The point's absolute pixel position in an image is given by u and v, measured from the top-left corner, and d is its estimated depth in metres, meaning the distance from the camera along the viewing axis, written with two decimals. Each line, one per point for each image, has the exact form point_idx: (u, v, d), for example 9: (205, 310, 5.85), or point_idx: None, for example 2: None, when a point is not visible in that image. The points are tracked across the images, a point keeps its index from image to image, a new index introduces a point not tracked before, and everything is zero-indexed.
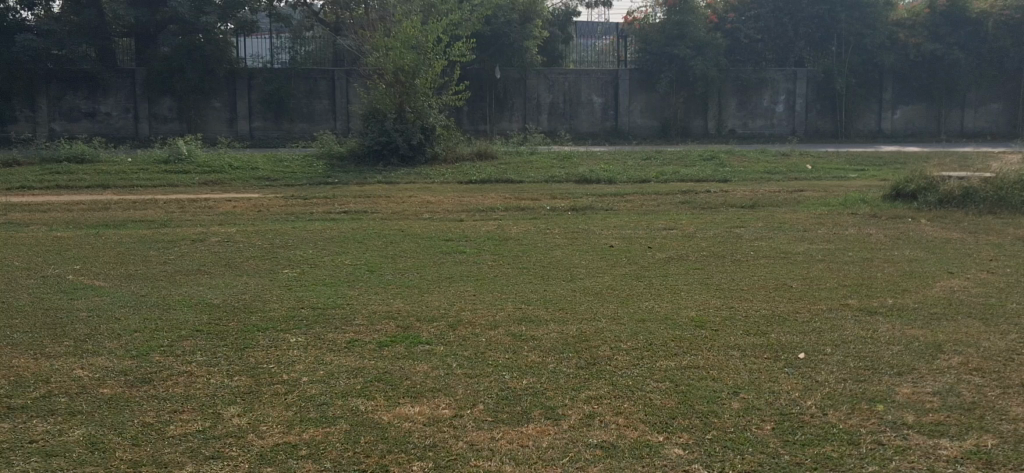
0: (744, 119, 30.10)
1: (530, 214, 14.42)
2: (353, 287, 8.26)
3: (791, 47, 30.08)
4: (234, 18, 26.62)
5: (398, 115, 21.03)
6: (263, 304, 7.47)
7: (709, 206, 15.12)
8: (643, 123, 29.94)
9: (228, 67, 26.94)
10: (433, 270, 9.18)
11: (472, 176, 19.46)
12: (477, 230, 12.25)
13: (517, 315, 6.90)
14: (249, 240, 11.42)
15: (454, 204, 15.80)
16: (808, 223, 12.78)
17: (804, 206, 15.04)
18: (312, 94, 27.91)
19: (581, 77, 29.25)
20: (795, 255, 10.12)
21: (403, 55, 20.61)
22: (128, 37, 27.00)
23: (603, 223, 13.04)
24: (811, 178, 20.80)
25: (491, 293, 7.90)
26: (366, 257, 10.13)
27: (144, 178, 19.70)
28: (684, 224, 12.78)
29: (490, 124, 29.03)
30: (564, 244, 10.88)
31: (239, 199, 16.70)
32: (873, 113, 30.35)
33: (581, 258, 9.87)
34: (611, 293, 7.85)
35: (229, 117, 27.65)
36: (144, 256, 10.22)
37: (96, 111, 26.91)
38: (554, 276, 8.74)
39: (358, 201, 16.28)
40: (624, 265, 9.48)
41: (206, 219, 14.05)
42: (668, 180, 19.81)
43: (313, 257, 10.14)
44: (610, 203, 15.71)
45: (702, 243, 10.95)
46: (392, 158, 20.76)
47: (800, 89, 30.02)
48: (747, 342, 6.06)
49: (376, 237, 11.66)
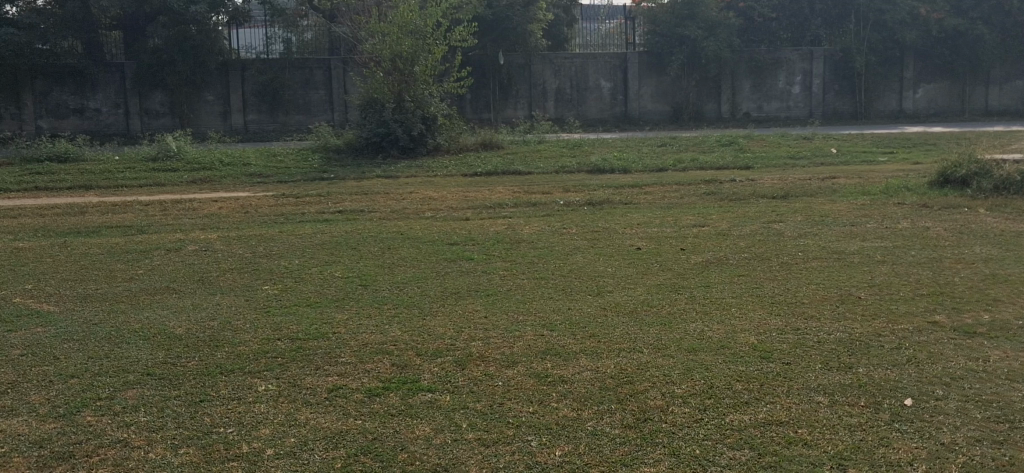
0: (759, 101, 28.69)
1: (543, 209, 13.18)
2: (342, 309, 7.00)
3: (806, 25, 28.80)
4: (226, 8, 25.49)
5: (397, 104, 19.75)
6: (232, 335, 6.23)
7: (737, 197, 13.88)
8: (654, 108, 28.57)
9: (220, 59, 25.68)
10: (436, 284, 7.93)
11: (478, 168, 18.20)
12: (484, 231, 11.01)
13: (543, 347, 5.65)
14: (232, 248, 10.20)
15: (459, 199, 14.58)
16: (851, 215, 11.55)
17: (842, 195, 13.79)
18: (309, 85, 26.58)
19: (588, 61, 27.91)
20: (849, 256, 8.86)
21: (400, 41, 19.41)
22: (116, 30, 25.75)
23: (623, 219, 11.79)
24: (838, 163, 19.56)
25: (503, 315, 6.62)
26: (358, 267, 8.87)
27: (129, 178, 18.48)
28: (715, 219, 11.53)
29: (494, 112, 27.68)
30: (585, 247, 9.63)
31: (228, 199, 15.49)
32: (892, 93, 28.97)
33: (606, 265, 8.62)
34: (648, 312, 6.58)
35: (222, 111, 26.32)
36: (106, 272, 8.97)
37: (85, 107, 25.56)
38: (578, 291, 7.46)
39: (355, 199, 15.02)
40: (656, 272, 8.22)
41: (187, 224, 12.80)
42: (687, 168, 18.59)
43: (299, 268, 8.88)
44: (628, 195, 14.48)
45: (740, 243, 9.70)
46: (392, 150, 19.51)
47: (816, 69, 28.64)
48: (832, 383, 4.82)
49: (371, 241, 10.42)
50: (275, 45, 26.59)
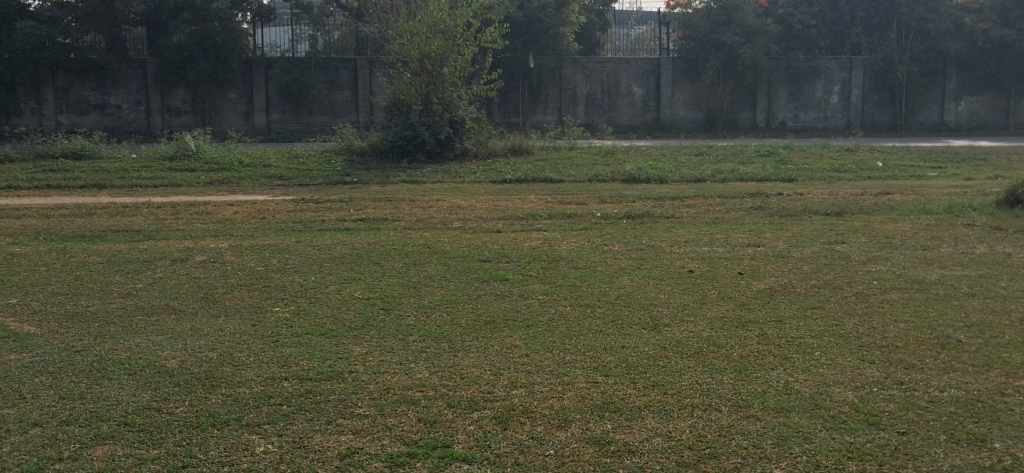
0: (796, 110, 27.52)
1: (578, 222, 12.28)
2: (361, 341, 6.08)
3: (847, 33, 27.33)
4: (250, 5, 24.95)
5: (425, 106, 18.93)
6: (231, 373, 5.36)
7: (788, 213, 12.90)
8: (687, 116, 27.46)
9: (244, 57, 24.92)
10: (468, 310, 6.99)
11: (507, 174, 17.30)
12: (518, 246, 10.10)
13: (601, 400, 4.75)
14: (243, 259, 9.34)
15: (490, 209, 13.68)
16: (919, 237, 10.58)
17: (901, 212, 12.81)
18: (333, 85, 25.69)
19: (620, 66, 26.88)
20: (932, 288, 7.83)
21: (429, 40, 18.53)
22: (140, 25, 25.08)
23: (668, 235, 10.87)
24: (886, 176, 18.50)
25: (547, 355, 5.68)
26: (381, 287, 7.96)
27: (144, 177, 17.71)
28: (769, 237, 10.57)
29: (523, 116, 26.68)
30: (631, 269, 8.66)
31: (244, 203, 14.67)
32: (934, 105, 27.78)
33: (658, 291, 7.66)
34: (717, 355, 5.62)
35: (245, 110, 25.52)
36: (102, 285, 8.13)
37: (106, 103, 24.78)
38: (631, 324, 6.48)
39: (377, 206, 14.15)
40: (717, 301, 7.27)
41: (199, 229, 11.98)
42: (726, 179, 17.61)
43: (314, 287, 7.98)
44: (669, 208, 13.53)
45: (804, 267, 8.72)
46: (417, 154, 18.56)
47: (856, 78, 27.44)
48: (968, 466, 3.94)
49: (396, 255, 9.52)
50: (301, 44, 25.85)
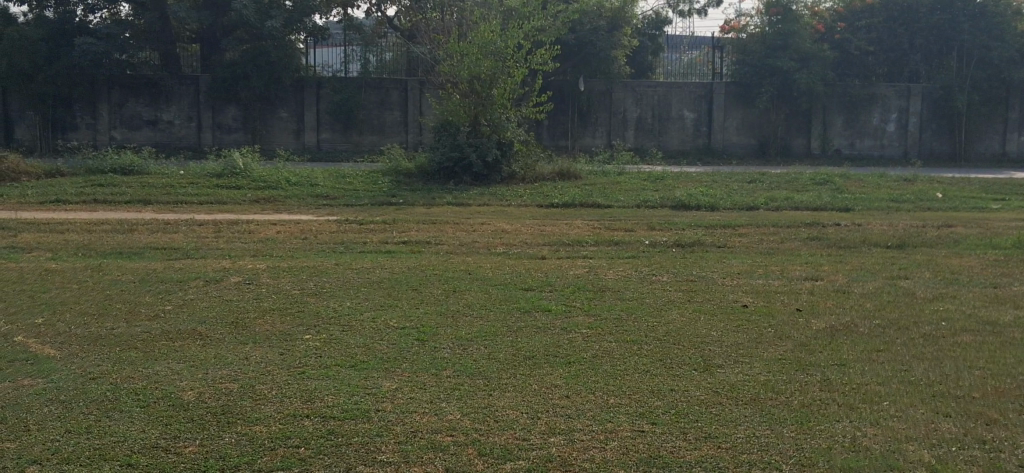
0: (852, 138, 26.72)
1: (626, 250, 11.83)
2: (392, 375, 5.70)
3: (905, 60, 26.59)
4: (304, 26, 24.66)
5: (472, 128, 18.60)
6: (249, 409, 5.05)
7: (846, 244, 12.34)
8: (739, 141, 26.83)
9: (296, 75, 24.83)
10: (508, 344, 6.58)
11: (553, 198, 16.91)
12: (562, 274, 9.68)
13: (646, 454, 4.41)
14: (278, 282, 9.04)
15: (535, 234, 13.28)
16: (987, 273, 10.00)
17: (966, 246, 12.19)
18: (384, 105, 25.52)
19: (672, 90, 26.30)
20: (1008, 331, 7.26)
21: (479, 61, 18.31)
22: (195, 43, 25.10)
23: (720, 266, 10.38)
24: (947, 208, 17.80)
25: (590, 396, 5.27)
26: (418, 315, 7.58)
27: (189, 193, 17.64)
28: (827, 271, 10.03)
29: (572, 139, 26.30)
30: (681, 302, 8.19)
31: (287, 222, 14.46)
32: (996, 134, 26.75)
33: (710, 328, 7.18)
34: (776, 403, 5.21)
35: (295, 129, 25.46)
36: (131, 306, 7.86)
37: (158, 119, 24.90)
38: (682, 365, 6.03)
39: (420, 228, 13.83)
40: (775, 340, 6.77)
41: (238, 249, 11.73)
42: (780, 208, 17.05)
43: (348, 313, 7.63)
44: (721, 237, 13.03)
45: (867, 305, 8.20)
46: (464, 177, 18.29)
47: (915, 106, 26.52)
48: None
49: (435, 281, 9.14)
50: (353, 64, 25.54)
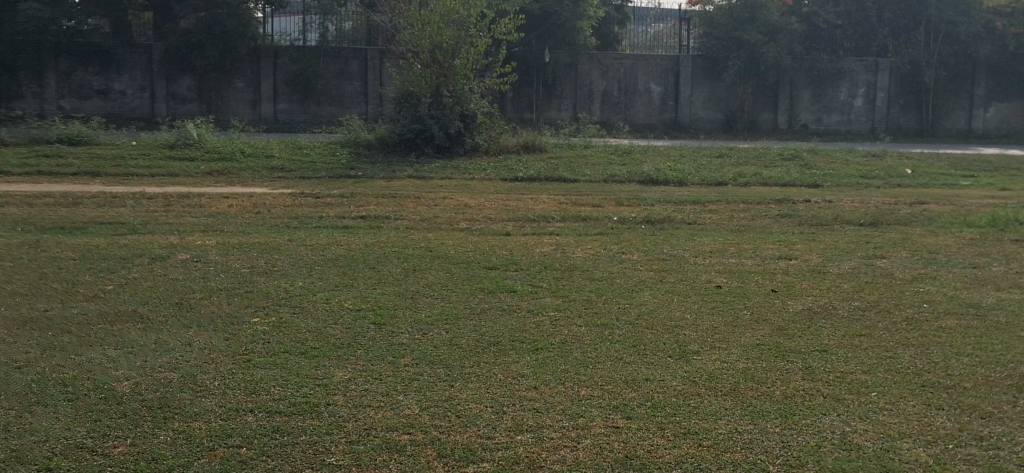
0: (819, 113, 26.40)
1: (593, 226, 11.44)
2: (345, 364, 5.28)
3: (873, 34, 26.42)
4: None
5: (434, 99, 18.06)
6: (188, 402, 4.58)
7: (818, 222, 12.05)
8: (706, 116, 26.43)
9: (252, 44, 24.15)
10: (470, 329, 6.18)
11: (518, 172, 16.48)
12: (527, 252, 9.28)
13: (622, 454, 4.04)
14: (228, 260, 8.54)
15: (500, 209, 12.86)
16: (964, 253, 9.76)
17: (940, 225, 11.97)
18: (343, 75, 24.83)
19: (638, 62, 25.84)
20: (991, 314, 6.99)
21: (441, 30, 17.82)
22: (149, 10, 24.33)
23: (690, 243, 10.04)
24: (916, 185, 17.61)
25: (558, 387, 4.88)
26: (374, 297, 7.14)
27: (141, 165, 16.97)
28: (801, 250, 9.73)
29: (536, 112, 25.83)
30: (652, 283, 7.82)
31: (241, 196, 13.90)
32: (963, 110, 26.54)
33: (683, 310, 6.84)
34: (758, 393, 4.85)
35: (252, 99, 24.67)
36: (68, 286, 7.35)
37: (110, 89, 23.91)
38: (656, 352, 5.66)
39: (380, 202, 13.35)
40: (751, 324, 6.45)
41: (188, 224, 11.18)
42: (749, 184, 16.76)
43: (301, 294, 7.19)
44: (691, 214, 12.69)
45: (844, 286, 7.90)
46: (425, 148, 17.76)
47: (882, 81, 26.32)
48: None
49: (395, 260, 8.68)
50: (311, 33, 24.97)
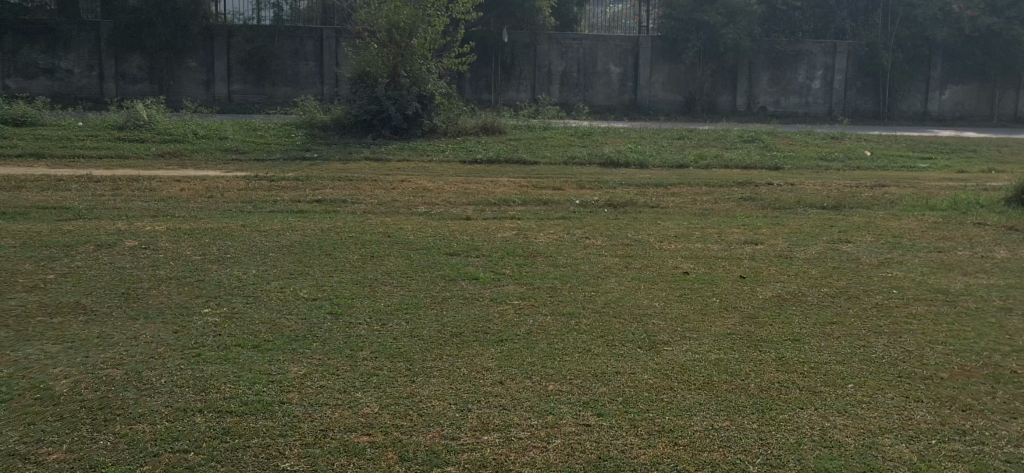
0: (777, 95, 26.40)
1: (554, 210, 11.23)
2: (299, 359, 5.01)
3: (831, 17, 26.55)
4: None
5: (392, 80, 17.71)
6: (132, 403, 4.28)
7: (782, 205, 11.96)
8: (665, 98, 26.33)
9: (204, 23, 23.49)
10: (431, 319, 5.93)
11: (478, 154, 16.22)
12: (488, 237, 9.05)
13: (594, 455, 3.86)
14: (178, 247, 8.20)
15: (459, 192, 12.59)
16: (928, 237, 9.69)
17: (901, 208, 11.93)
18: (298, 55, 24.33)
19: (598, 44, 25.66)
20: (960, 300, 6.89)
21: (399, 9, 17.44)
22: None
23: (653, 228, 9.87)
24: (875, 167, 17.66)
25: (525, 382, 4.66)
26: (330, 285, 6.86)
27: (88, 147, 16.44)
28: (766, 234, 9.60)
29: (496, 93, 25.55)
30: (618, 269, 7.62)
31: (193, 179, 13.48)
32: (918, 93, 26.73)
33: (650, 297, 6.64)
34: (732, 387, 4.67)
35: (205, 79, 24.07)
36: (7, 276, 6.97)
37: (56, 68, 23.20)
38: (624, 342, 5.47)
39: (336, 186, 13.02)
40: (720, 312, 6.27)
41: (136, 209, 10.78)
42: (710, 166, 16.66)
43: (253, 282, 6.90)
44: (653, 197, 12.52)
45: (812, 272, 7.77)
46: (383, 130, 17.46)
47: (839, 64, 26.38)
48: None
49: (352, 246, 8.40)
50: (265, 11, 24.34)
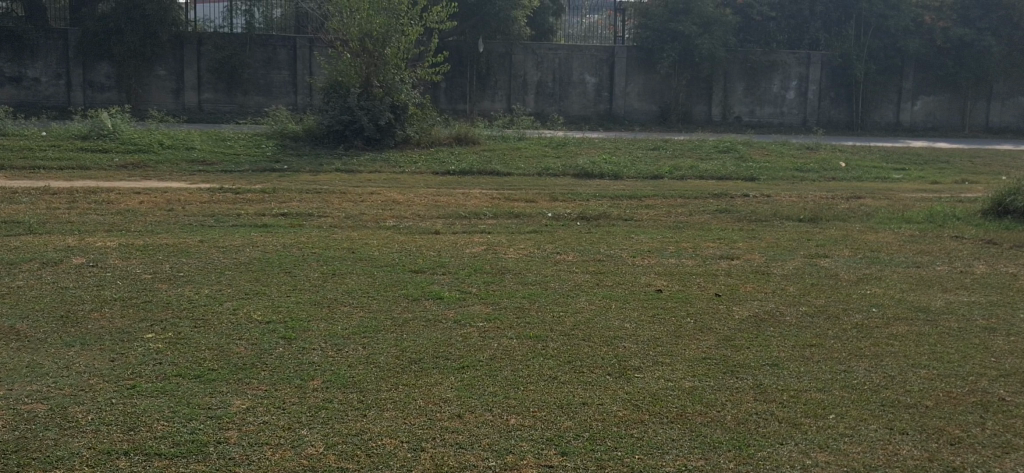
0: (752, 105, 26.24)
1: (526, 224, 10.92)
2: (243, 391, 4.69)
3: (806, 27, 26.42)
4: None
5: (364, 89, 17.35)
6: (52, 443, 4.01)
7: (758, 218, 11.72)
8: (640, 108, 26.10)
9: (174, 31, 22.99)
10: (391, 344, 5.60)
11: (450, 165, 15.89)
12: (456, 253, 8.73)
13: None
14: (128, 265, 7.83)
15: (429, 205, 12.26)
16: (908, 251, 9.46)
17: (879, 220, 11.71)
18: (271, 64, 23.81)
19: (573, 53, 25.40)
20: (943, 319, 6.64)
21: (371, 18, 17.10)
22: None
23: (627, 242, 9.59)
24: (850, 178, 17.47)
25: (484, 415, 4.36)
26: (287, 306, 6.51)
27: (49, 157, 16.00)
28: (743, 248, 9.33)
29: (470, 103, 25.23)
30: (588, 288, 7.32)
31: (153, 191, 13.08)
32: (891, 103, 26.62)
33: (622, 318, 6.34)
34: (705, 419, 4.40)
35: (175, 88, 23.52)
36: None
37: (22, 76, 22.72)
38: (593, 369, 5.17)
39: (302, 198, 12.65)
40: (695, 334, 5.99)
41: (90, 223, 10.39)
42: (684, 177, 16.41)
43: (205, 304, 6.53)
44: (628, 209, 12.25)
45: (790, 289, 7.50)
46: (355, 141, 17.07)
47: (813, 74, 26.28)
48: None
49: (314, 263, 8.06)
50: (237, 20, 23.98)
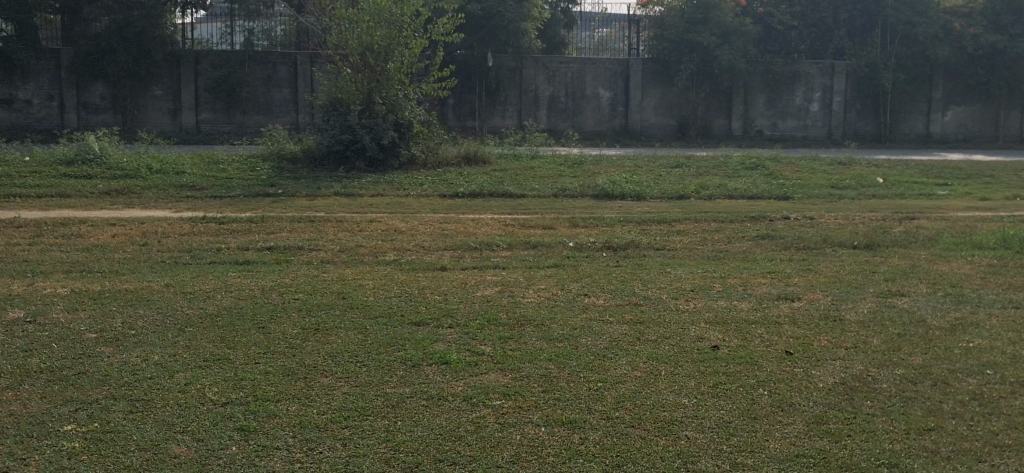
0: (774, 118, 24.76)
1: (543, 256, 9.57)
2: None
3: (829, 36, 24.93)
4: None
5: (365, 107, 16.07)
6: None
7: (807, 245, 10.35)
8: (657, 122, 24.72)
9: (170, 49, 21.70)
10: (381, 438, 4.30)
11: (458, 187, 14.56)
12: (466, 297, 7.36)
13: None
14: (73, 321, 6.45)
15: (435, 234, 10.91)
16: (997, 286, 8.07)
17: (945, 246, 10.31)
18: (270, 82, 22.52)
19: (587, 66, 24.02)
20: None
21: (372, 30, 15.79)
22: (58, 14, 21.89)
23: (666, 278, 8.22)
24: (891, 195, 16.08)
25: None
26: (253, 382, 5.11)
27: (28, 184, 14.72)
28: (802, 286, 7.95)
29: (479, 120, 23.84)
30: (628, 345, 5.93)
31: (130, 221, 11.79)
32: (920, 114, 25.05)
33: (677, 393, 4.93)
34: None
35: (171, 108, 22.28)
36: None
37: (13, 98, 21.34)
38: None
39: (295, 228, 11.33)
40: (776, 414, 4.65)
41: (48, 263, 9.07)
42: (713, 197, 15.06)
43: (148, 380, 5.13)
44: (659, 236, 10.88)
45: (876, 343, 6.10)
46: (357, 163, 15.66)
47: (838, 85, 24.71)
48: None
49: (297, 313, 6.71)
50: (235, 36, 22.57)
